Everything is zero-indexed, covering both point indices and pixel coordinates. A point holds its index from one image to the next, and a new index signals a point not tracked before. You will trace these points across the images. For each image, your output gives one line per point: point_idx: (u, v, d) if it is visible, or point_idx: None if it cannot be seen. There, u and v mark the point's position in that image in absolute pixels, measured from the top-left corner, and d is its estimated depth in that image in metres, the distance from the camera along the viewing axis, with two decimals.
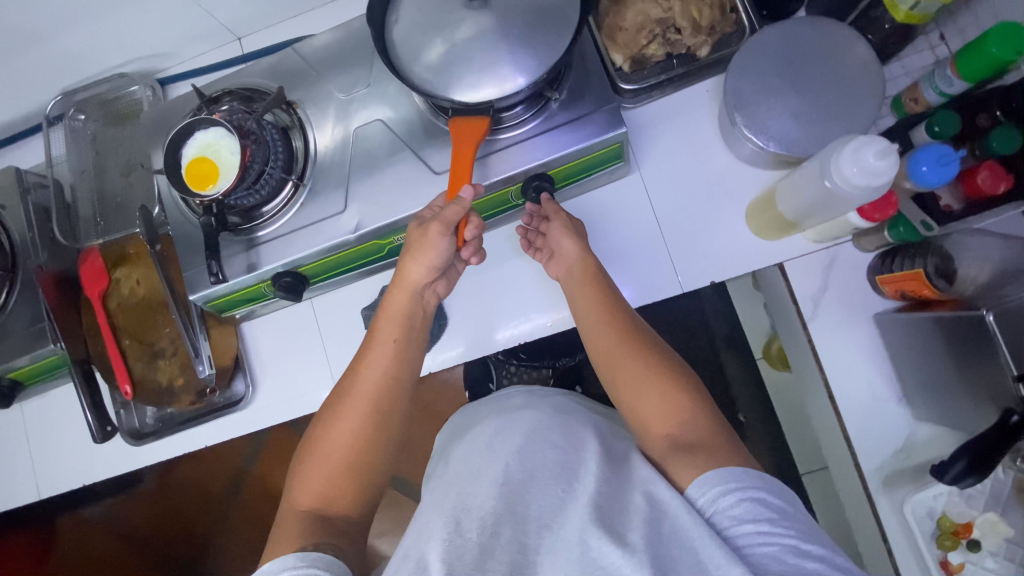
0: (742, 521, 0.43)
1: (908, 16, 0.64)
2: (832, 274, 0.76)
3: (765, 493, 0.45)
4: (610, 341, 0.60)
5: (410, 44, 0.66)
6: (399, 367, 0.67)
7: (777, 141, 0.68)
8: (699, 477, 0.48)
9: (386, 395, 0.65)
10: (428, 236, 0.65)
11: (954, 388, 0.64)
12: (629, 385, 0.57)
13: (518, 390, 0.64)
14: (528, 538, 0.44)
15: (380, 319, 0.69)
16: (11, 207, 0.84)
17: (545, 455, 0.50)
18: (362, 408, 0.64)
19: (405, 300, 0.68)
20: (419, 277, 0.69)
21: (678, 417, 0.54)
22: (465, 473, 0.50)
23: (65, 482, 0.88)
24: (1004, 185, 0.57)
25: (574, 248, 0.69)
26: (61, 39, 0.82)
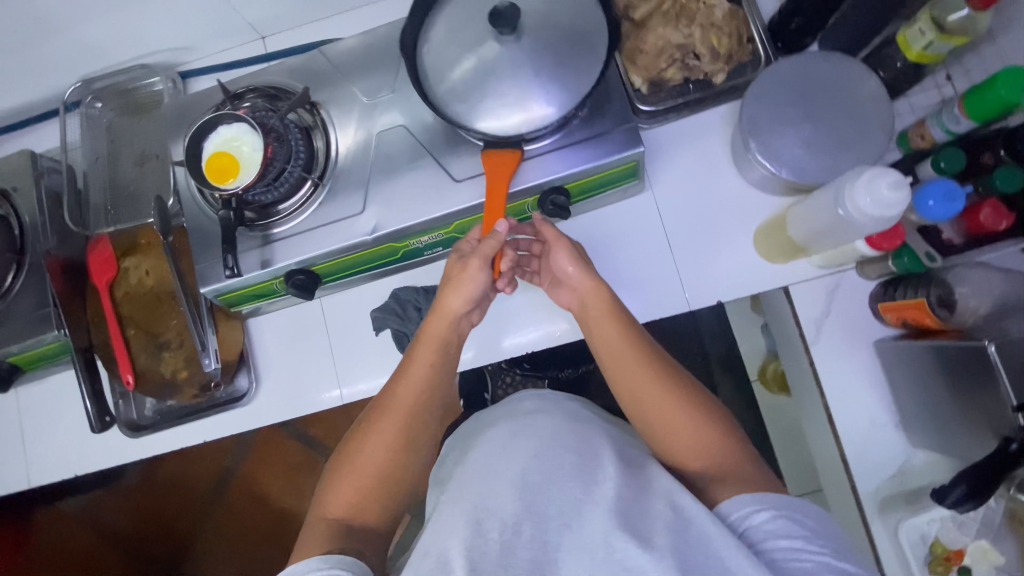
0: (776, 536, 0.46)
1: (921, 55, 0.66)
2: (835, 300, 0.78)
3: (799, 513, 0.48)
4: (637, 379, 0.60)
5: (440, 58, 0.68)
6: (435, 389, 0.67)
7: (789, 168, 0.70)
8: (735, 497, 0.50)
9: (420, 413, 0.65)
10: (469, 268, 0.67)
11: (951, 416, 0.66)
12: (662, 422, 0.58)
13: (530, 394, 0.65)
14: (550, 537, 0.45)
15: (417, 344, 0.67)
16: (22, 189, 0.84)
17: (561, 458, 0.51)
18: (395, 425, 0.64)
19: (445, 328, 0.67)
20: (457, 306, 0.68)
21: (713, 447, 0.56)
22: (482, 475, 0.51)
23: (56, 471, 0.87)
24: (1006, 222, 0.60)
25: (584, 278, 0.66)
26: (87, 27, 0.82)
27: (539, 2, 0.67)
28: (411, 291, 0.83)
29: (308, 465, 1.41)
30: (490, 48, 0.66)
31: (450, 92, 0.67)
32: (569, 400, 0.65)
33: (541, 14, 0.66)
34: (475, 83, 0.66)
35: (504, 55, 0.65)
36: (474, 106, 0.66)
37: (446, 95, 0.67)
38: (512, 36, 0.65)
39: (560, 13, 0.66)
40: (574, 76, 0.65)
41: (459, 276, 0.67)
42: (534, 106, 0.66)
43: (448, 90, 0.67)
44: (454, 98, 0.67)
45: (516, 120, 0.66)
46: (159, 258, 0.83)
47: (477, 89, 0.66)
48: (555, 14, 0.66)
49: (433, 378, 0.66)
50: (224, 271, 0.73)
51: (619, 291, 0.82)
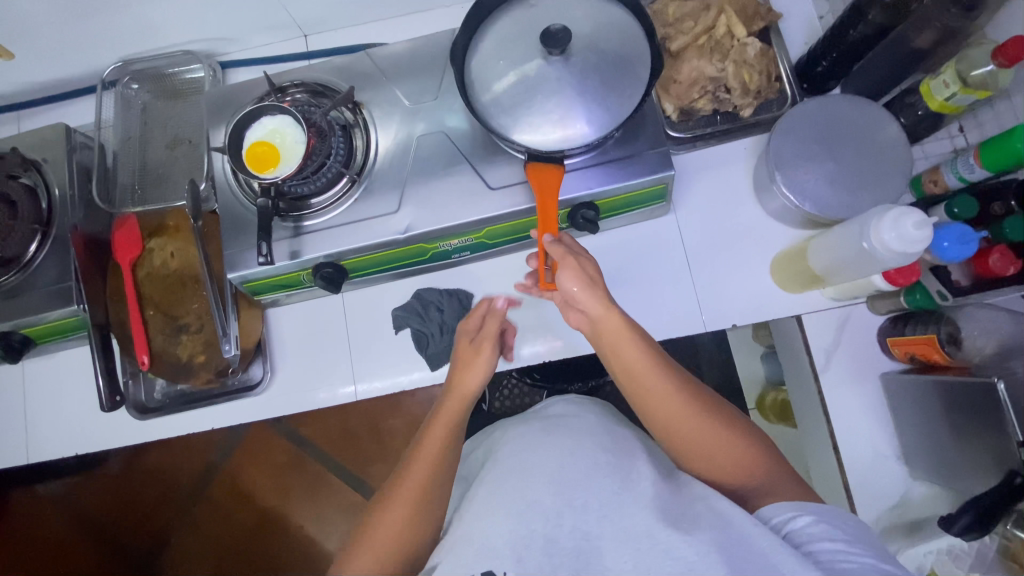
0: (820, 539, 0.48)
1: (943, 105, 0.72)
2: (845, 332, 0.81)
3: (839, 519, 0.50)
4: (664, 408, 0.58)
5: (484, 71, 0.68)
6: (449, 466, 0.63)
7: (812, 202, 0.73)
8: (779, 503, 0.53)
9: (440, 487, 0.61)
10: (482, 349, 0.68)
11: (948, 447, 0.69)
12: (697, 445, 0.58)
13: (558, 399, 0.70)
14: (591, 526, 0.50)
15: (431, 422, 0.65)
16: (53, 160, 0.84)
17: (596, 457, 0.56)
18: (407, 507, 0.59)
19: (459, 405, 0.65)
20: (474, 385, 0.67)
21: (751, 465, 0.56)
22: (519, 467, 0.56)
23: (65, 446, 0.87)
24: (1013, 268, 0.63)
25: (597, 302, 0.61)
26: (136, 13, 0.84)
27: (587, 25, 0.68)
28: (435, 293, 0.85)
29: (297, 465, 1.37)
30: (534, 64, 0.67)
31: (493, 103, 0.68)
32: (591, 410, 0.67)
33: (587, 36, 0.67)
34: (515, 96, 0.67)
35: (550, 70, 0.66)
36: (514, 119, 0.67)
37: (488, 105, 0.68)
38: (560, 57, 0.66)
39: (605, 33, 0.68)
40: (620, 91, 0.67)
41: (472, 357, 0.68)
42: (572, 126, 0.67)
43: (492, 99, 0.68)
44: (501, 104, 0.67)
45: (556, 135, 0.67)
46: (188, 242, 0.84)
47: (523, 101, 0.67)
48: (600, 38, 0.67)
49: (446, 458, 0.63)
50: (258, 257, 0.74)
51: (637, 308, 0.84)
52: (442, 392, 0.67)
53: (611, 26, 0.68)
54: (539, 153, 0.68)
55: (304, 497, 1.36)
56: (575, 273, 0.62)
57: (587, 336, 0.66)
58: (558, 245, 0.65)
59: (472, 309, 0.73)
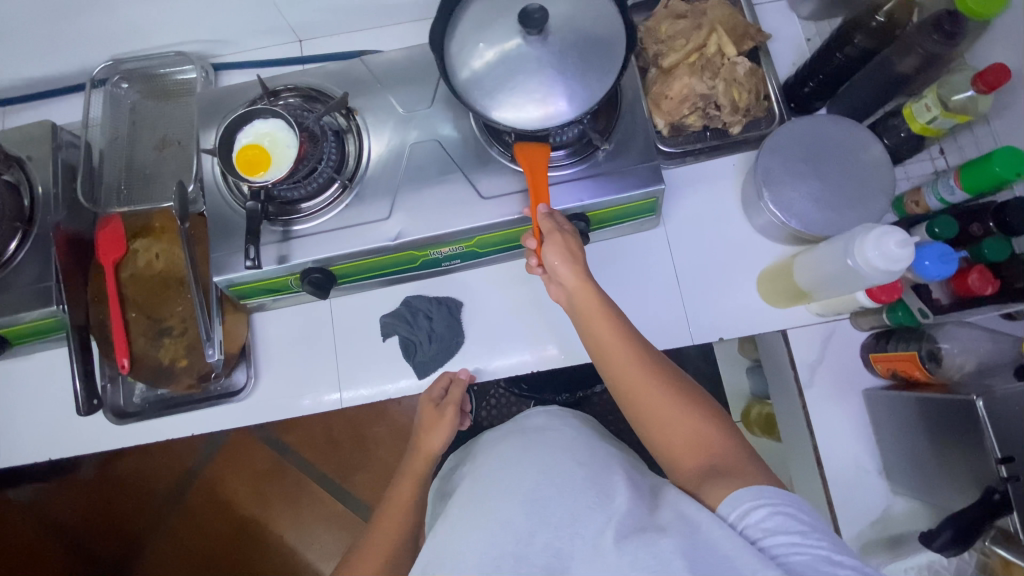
0: (775, 533, 0.46)
1: (924, 128, 0.74)
2: (829, 348, 0.82)
3: (794, 508, 0.48)
4: (630, 378, 0.61)
5: (463, 42, 0.69)
6: (416, 523, 0.69)
7: (798, 218, 0.75)
8: (730, 495, 0.51)
9: (408, 529, 0.68)
10: (446, 415, 0.77)
11: (929, 466, 0.70)
12: (656, 421, 0.59)
13: (541, 409, 0.71)
14: (563, 543, 0.49)
15: (401, 479, 0.74)
16: (37, 158, 0.83)
17: (572, 473, 0.56)
18: (376, 564, 0.64)
19: (424, 466, 0.74)
20: (437, 446, 0.76)
21: (707, 449, 0.56)
22: (499, 485, 0.56)
23: (39, 452, 0.85)
24: (991, 288, 0.66)
25: (572, 274, 0.65)
26: (127, 11, 0.83)
27: (567, 7, 0.68)
28: (423, 300, 0.85)
29: (278, 473, 1.35)
30: (513, 43, 0.67)
31: (471, 80, 0.68)
32: (572, 425, 0.67)
33: (566, 19, 0.68)
34: (493, 75, 0.68)
35: (529, 50, 0.67)
36: (493, 95, 0.68)
37: (468, 82, 0.68)
38: (538, 36, 0.66)
39: (590, 22, 0.68)
40: (599, 88, 0.67)
41: (436, 421, 0.77)
42: (551, 101, 0.67)
43: (470, 78, 0.68)
44: (489, 99, 0.68)
45: (538, 114, 0.68)
46: (173, 243, 0.82)
47: (505, 82, 0.68)
48: (582, 20, 0.68)
49: (414, 509, 0.70)
50: (246, 261, 0.72)
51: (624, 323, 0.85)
52: (410, 455, 0.76)
53: (592, 9, 0.68)
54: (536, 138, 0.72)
55: (285, 506, 1.33)
56: (557, 247, 0.65)
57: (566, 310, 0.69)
58: (549, 220, 0.68)
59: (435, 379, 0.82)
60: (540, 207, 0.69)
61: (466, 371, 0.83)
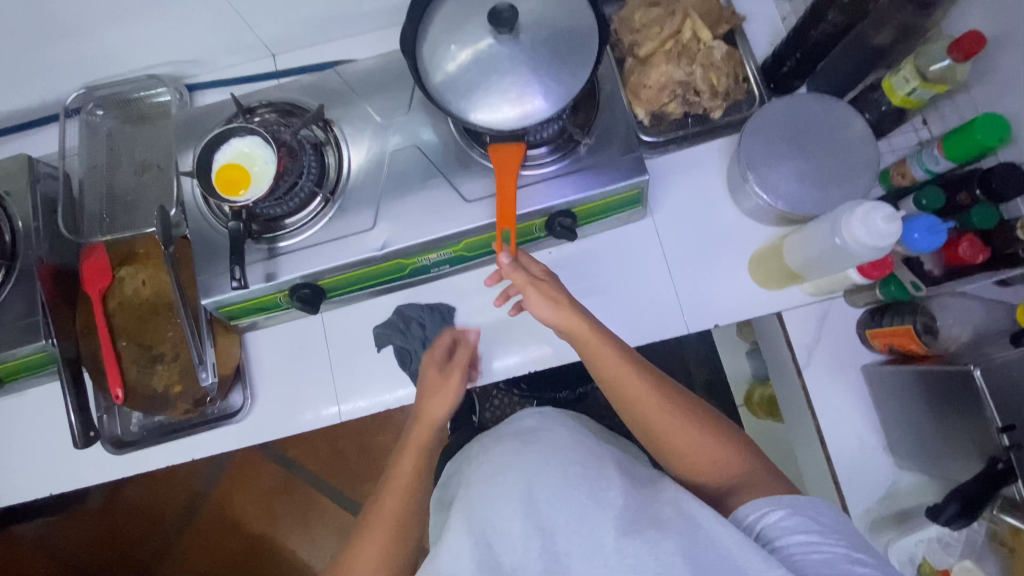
0: (794, 532, 0.50)
1: (904, 100, 0.73)
2: (825, 327, 0.82)
3: (812, 510, 0.52)
4: (643, 405, 0.62)
5: (436, 48, 0.69)
6: (424, 495, 0.67)
7: (785, 200, 0.74)
8: (750, 502, 0.54)
9: (411, 514, 0.64)
10: (451, 378, 0.70)
11: (931, 437, 0.70)
12: (674, 442, 0.60)
13: (531, 412, 0.70)
14: (562, 545, 0.49)
15: (401, 454, 0.68)
16: (16, 193, 0.83)
17: (565, 470, 0.55)
18: (379, 554, 0.61)
19: (428, 436, 0.68)
20: (441, 413, 0.69)
21: (722, 462, 0.59)
22: (493, 488, 0.56)
23: (38, 488, 0.84)
24: (983, 255, 0.66)
25: (564, 315, 0.64)
26: (94, 38, 0.82)
27: (537, 6, 0.68)
28: (415, 308, 0.84)
29: (285, 490, 1.34)
30: (486, 43, 0.67)
31: (446, 83, 0.68)
32: (567, 425, 0.66)
33: (535, 17, 0.68)
34: (467, 77, 0.68)
35: (501, 50, 0.67)
36: (468, 98, 0.67)
37: (443, 86, 0.68)
38: (509, 35, 0.66)
39: (560, 17, 0.68)
40: (573, 84, 0.67)
41: (441, 385, 0.70)
42: (528, 101, 0.67)
43: (444, 81, 0.68)
44: (465, 105, 0.68)
45: (513, 113, 0.67)
46: (159, 269, 0.82)
47: (479, 83, 0.67)
48: (551, 17, 0.68)
49: (419, 487, 0.66)
50: (231, 282, 0.72)
51: (617, 314, 0.84)
52: (411, 422, 0.70)
53: (561, 6, 0.68)
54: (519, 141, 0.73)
55: (294, 522, 1.33)
56: (544, 293, 0.65)
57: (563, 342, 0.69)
58: (520, 270, 0.66)
59: (438, 340, 0.76)
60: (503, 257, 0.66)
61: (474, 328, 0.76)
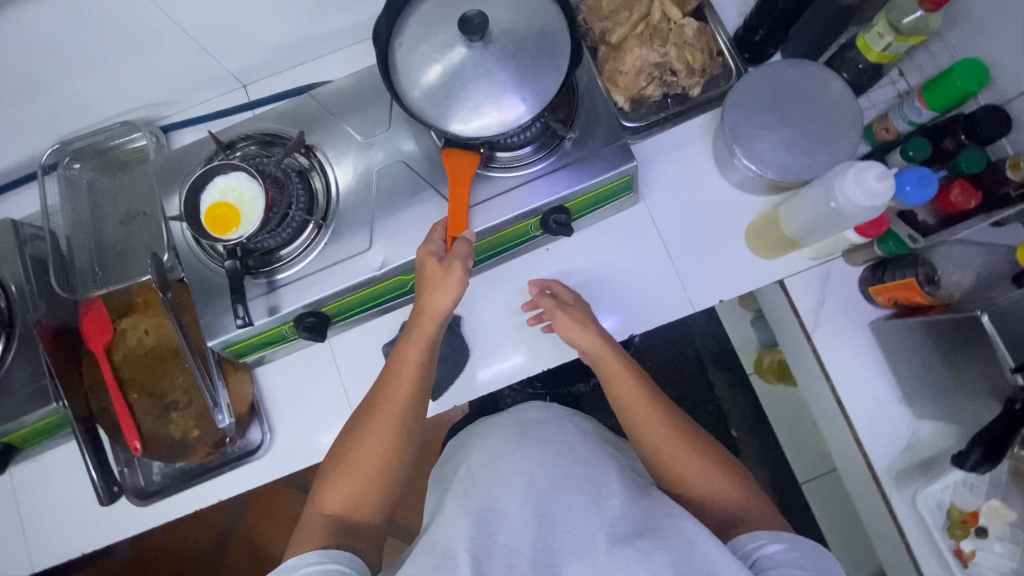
0: (788, 565, 0.53)
1: (881, 56, 0.74)
2: (829, 288, 0.82)
3: (812, 552, 0.54)
4: (654, 430, 0.65)
5: (411, 63, 0.69)
6: (426, 383, 0.71)
7: (774, 168, 0.74)
8: (749, 533, 0.57)
9: (413, 407, 0.69)
10: (452, 273, 0.68)
11: (947, 384, 0.70)
12: (679, 469, 0.64)
13: (534, 403, 0.73)
14: (553, 539, 0.53)
15: (405, 343, 0.71)
16: (4, 257, 0.82)
17: (568, 468, 0.59)
18: (381, 446, 0.66)
19: (433, 328, 0.70)
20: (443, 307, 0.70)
21: (725, 495, 0.62)
22: (493, 475, 0.59)
23: (67, 548, 0.84)
24: (974, 200, 0.68)
25: (592, 341, 0.72)
26: (62, 92, 0.81)
27: (505, 10, 0.68)
28: None
29: None
30: (458, 52, 0.67)
31: (423, 97, 0.68)
32: (572, 422, 0.70)
33: (504, 21, 0.68)
34: (443, 87, 0.67)
35: (475, 57, 0.67)
36: (447, 108, 0.67)
37: (422, 101, 0.68)
38: (481, 42, 0.66)
39: (528, 18, 0.68)
40: (550, 82, 0.67)
41: (443, 279, 0.68)
42: (506, 107, 0.66)
43: (423, 96, 0.68)
44: (445, 116, 0.67)
45: (493, 121, 0.67)
46: (159, 316, 0.81)
47: (456, 92, 0.67)
48: (521, 19, 0.68)
49: (421, 379, 0.70)
50: (235, 320, 0.71)
51: (622, 304, 0.85)
52: (414, 315, 0.71)
53: (528, 7, 0.68)
54: (501, 146, 0.72)
55: None
56: (571, 319, 0.74)
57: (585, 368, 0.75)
58: (550, 298, 0.77)
59: (431, 230, 0.72)
60: (537, 289, 0.79)
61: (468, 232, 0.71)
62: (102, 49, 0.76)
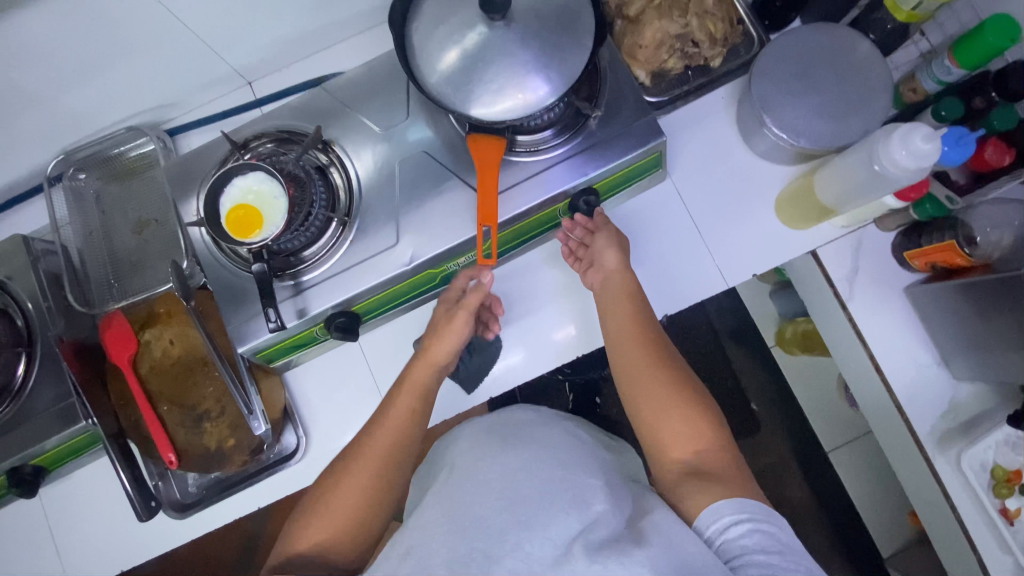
0: (752, 551, 0.50)
1: (911, 15, 0.72)
2: (862, 255, 0.81)
3: (773, 528, 0.52)
4: (643, 365, 0.65)
5: (428, 46, 0.66)
6: (416, 431, 0.69)
7: (806, 136, 0.73)
8: (712, 505, 0.54)
9: (398, 454, 0.66)
10: (455, 322, 0.75)
11: (988, 347, 0.69)
12: (654, 410, 0.62)
13: (527, 408, 0.74)
14: (532, 547, 0.50)
15: (401, 387, 0.72)
16: (17, 275, 0.80)
17: (550, 472, 0.58)
18: (362, 491, 0.63)
19: (428, 374, 0.73)
20: (442, 356, 0.75)
21: (697, 448, 0.60)
22: (472, 479, 0.58)
23: (104, 566, 0.83)
24: (1008, 157, 0.67)
25: (615, 262, 0.74)
26: (61, 101, 0.78)
27: None
28: None
29: None
30: (476, 33, 0.64)
31: (442, 82, 0.65)
32: (557, 425, 0.70)
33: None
34: (465, 71, 0.65)
35: (495, 37, 0.64)
36: (471, 92, 0.65)
37: (440, 86, 0.65)
38: (502, 21, 0.64)
39: None
40: (575, 59, 0.65)
41: (447, 328, 0.75)
42: (529, 88, 0.64)
43: (442, 81, 0.65)
44: (468, 101, 0.65)
45: (516, 104, 0.64)
46: (184, 325, 0.79)
47: (478, 75, 0.65)
48: None
49: (412, 424, 0.68)
50: (268, 324, 0.69)
51: (652, 284, 0.83)
52: (412, 360, 0.75)
53: None
54: (523, 129, 0.71)
55: None
56: (607, 239, 0.75)
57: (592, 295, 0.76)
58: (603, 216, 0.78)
59: (453, 282, 0.78)
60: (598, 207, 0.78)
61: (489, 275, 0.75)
62: (101, 53, 0.73)
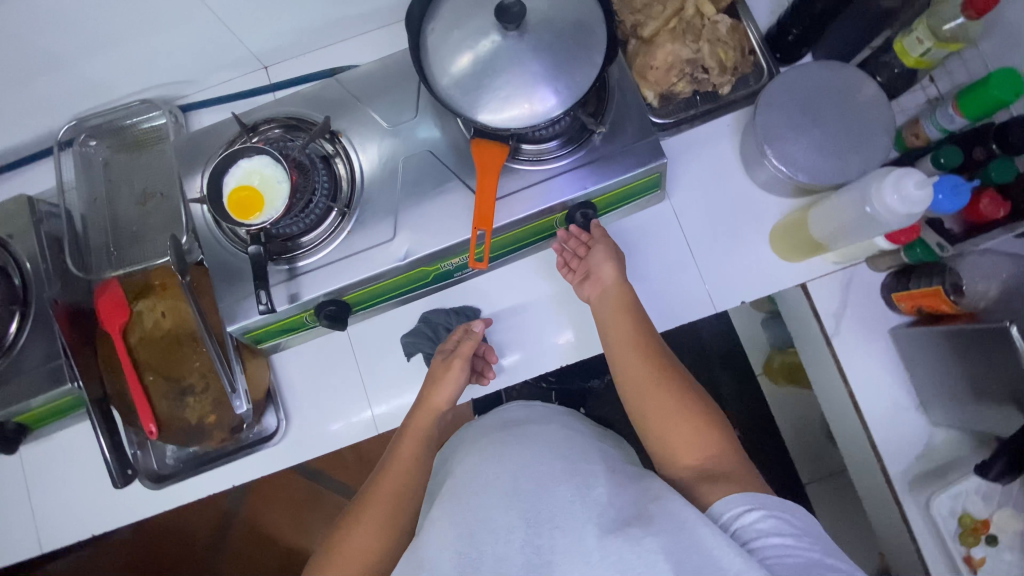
0: (769, 534, 0.50)
1: (919, 61, 0.73)
2: (851, 293, 0.82)
3: (789, 513, 0.52)
4: (644, 374, 0.67)
5: (442, 48, 0.67)
6: (421, 474, 0.71)
7: (804, 171, 0.74)
8: (725, 497, 0.55)
9: (403, 498, 0.68)
10: (453, 368, 0.77)
11: (967, 395, 0.70)
12: (658, 416, 0.64)
13: (519, 405, 0.74)
14: (543, 540, 0.50)
15: (403, 436, 0.74)
16: (17, 234, 0.81)
17: (550, 466, 0.57)
18: (374, 541, 0.64)
19: (429, 420, 0.75)
20: (441, 400, 0.76)
21: (706, 452, 0.60)
22: (478, 480, 0.57)
23: (74, 529, 0.84)
24: (1003, 210, 0.67)
25: (612, 273, 0.75)
26: (80, 67, 0.79)
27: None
28: (442, 313, 0.84)
29: (314, 501, 1.33)
30: (490, 40, 0.65)
31: (452, 85, 0.66)
32: (560, 421, 0.69)
33: (540, 10, 0.66)
34: (475, 76, 0.66)
35: (508, 46, 0.65)
36: (479, 97, 0.66)
37: (450, 89, 0.66)
38: (516, 32, 0.65)
39: (564, 10, 0.67)
40: (586, 74, 0.66)
41: (444, 374, 0.77)
42: (537, 99, 0.65)
43: (453, 83, 0.66)
44: (476, 106, 0.66)
45: (523, 113, 0.65)
46: (177, 299, 0.80)
47: (488, 81, 0.66)
48: (557, 10, 0.67)
49: (416, 468, 0.71)
50: (258, 306, 0.70)
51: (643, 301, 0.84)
52: (414, 407, 0.77)
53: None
54: (527, 138, 0.72)
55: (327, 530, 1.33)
56: (604, 252, 0.76)
57: (590, 307, 0.78)
58: (598, 228, 0.78)
59: (451, 333, 0.81)
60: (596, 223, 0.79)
61: (480, 324, 0.80)
62: (125, 24, 0.74)
